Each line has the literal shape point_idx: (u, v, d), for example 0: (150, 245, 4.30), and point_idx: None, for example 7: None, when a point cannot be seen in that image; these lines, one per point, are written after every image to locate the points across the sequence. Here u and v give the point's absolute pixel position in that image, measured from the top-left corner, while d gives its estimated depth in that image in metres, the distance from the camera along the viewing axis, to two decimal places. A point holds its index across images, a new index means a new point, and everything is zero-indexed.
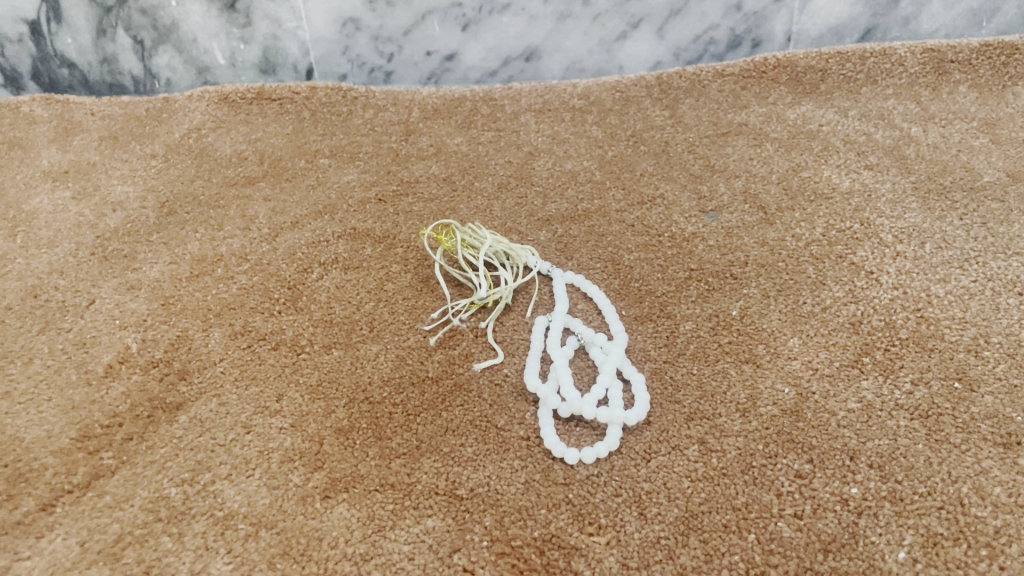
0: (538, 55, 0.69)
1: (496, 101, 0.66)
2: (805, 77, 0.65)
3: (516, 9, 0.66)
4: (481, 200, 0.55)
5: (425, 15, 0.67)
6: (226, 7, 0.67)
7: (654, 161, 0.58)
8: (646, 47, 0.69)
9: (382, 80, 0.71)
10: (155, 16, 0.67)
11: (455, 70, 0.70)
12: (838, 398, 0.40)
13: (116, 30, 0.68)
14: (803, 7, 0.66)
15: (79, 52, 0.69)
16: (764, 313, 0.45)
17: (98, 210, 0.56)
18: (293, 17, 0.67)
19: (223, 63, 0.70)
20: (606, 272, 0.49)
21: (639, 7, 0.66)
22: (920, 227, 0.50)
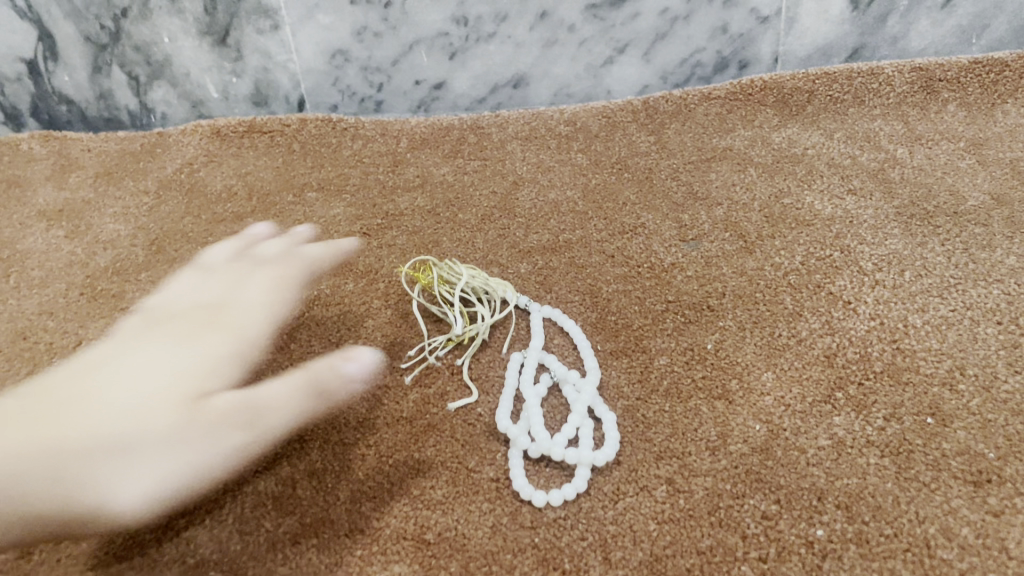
0: (525, 81, 0.69)
1: (483, 129, 0.66)
2: (792, 98, 0.64)
3: (502, 37, 0.67)
4: (463, 233, 0.56)
5: (412, 45, 0.67)
6: (217, 42, 0.68)
7: (637, 188, 0.58)
8: (633, 71, 0.69)
9: (372, 109, 0.72)
10: (148, 52, 0.68)
11: (444, 98, 0.71)
12: (809, 435, 0.39)
13: (111, 67, 0.69)
14: (789, 28, 0.66)
15: (76, 88, 0.70)
16: (740, 347, 0.45)
17: (89, 249, 0.57)
18: (283, 50, 0.68)
19: (216, 97, 0.71)
20: (583, 306, 0.49)
21: (624, 32, 0.66)
22: (900, 255, 0.49)
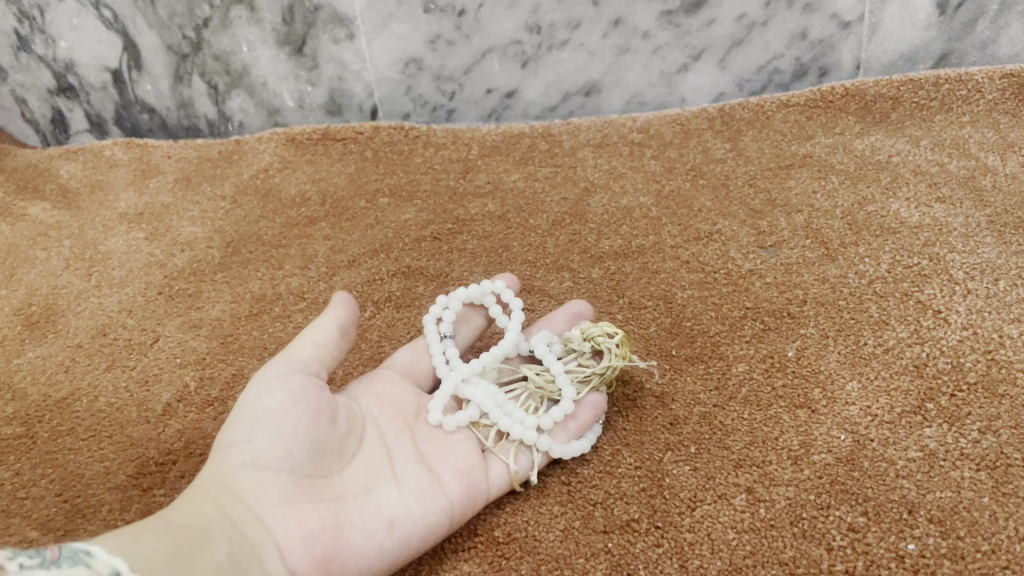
0: (597, 90, 0.69)
1: (555, 136, 0.66)
2: (875, 105, 0.62)
3: (574, 45, 0.66)
4: (535, 237, 0.56)
5: (484, 54, 0.67)
6: (294, 51, 0.69)
7: (712, 195, 0.57)
8: (708, 79, 0.67)
9: (444, 118, 0.72)
10: (227, 62, 0.70)
11: (516, 106, 0.71)
12: (898, 446, 0.37)
13: (191, 76, 0.71)
14: (872, 34, 0.64)
15: (158, 97, 0.73)
16: (823, 355, 0.43)
17: (168, 250, 0.58)
18: (358, 59, 0.69)
19: (292, 105, 0.72)
20: (657, 312, 0.48)
21: (700, 39, 0.65)
22: (994, 264, 0.47)
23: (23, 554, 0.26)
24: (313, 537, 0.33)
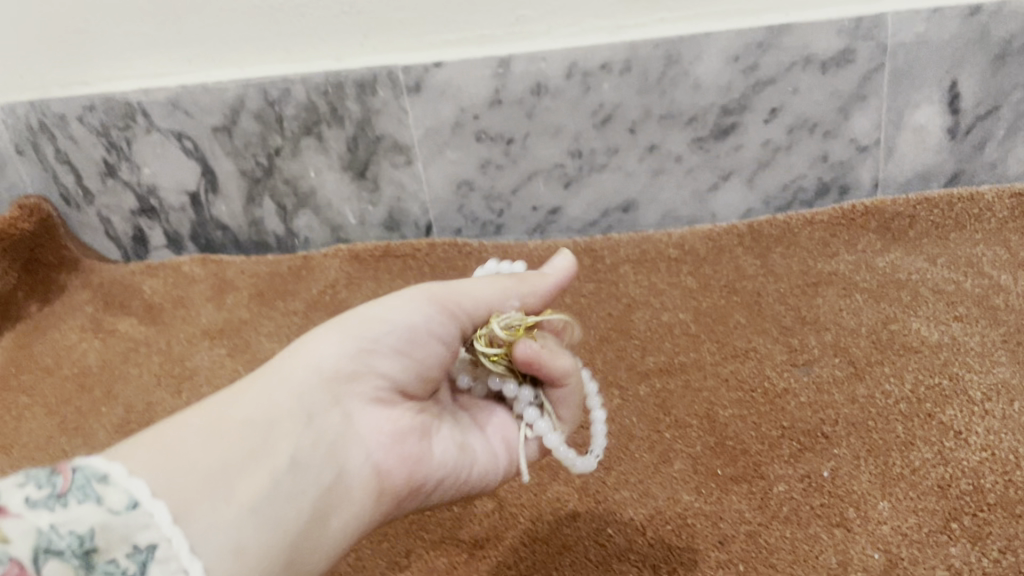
0: (635, 207, 0.75)
1: (597, 252, 0.72)
2: (893, 223, 0.68)
3: (613, 168, 0.73)
4: (584, 353, 0.61)
5: (531, 176, 0.74)
6: (357, 175, 0.76)
7: (746, 311, 0.62)
8: (737, 196, 0.73)
9: (493, 232, 0.78)
10: (296, 185, 0.77)
11: (559, 222, 0.77)
12: (927, 566, 0.42)
13: (263, 197, 0.78)
14: (888, 156, 0.69)
15: (231, 217, 0.79)
16: (855, 475, 0.47)
17: (250, 367, 0.64)
18: (415, 182, 0.75)
19: (353, 222, 0.79)
20: (701, 429, 0.52)
21: (728, 161, 0.71)
22: (1009, 384, 0.51)
23: (35, 479, 0.28)
24: (400, 438, 0.39)
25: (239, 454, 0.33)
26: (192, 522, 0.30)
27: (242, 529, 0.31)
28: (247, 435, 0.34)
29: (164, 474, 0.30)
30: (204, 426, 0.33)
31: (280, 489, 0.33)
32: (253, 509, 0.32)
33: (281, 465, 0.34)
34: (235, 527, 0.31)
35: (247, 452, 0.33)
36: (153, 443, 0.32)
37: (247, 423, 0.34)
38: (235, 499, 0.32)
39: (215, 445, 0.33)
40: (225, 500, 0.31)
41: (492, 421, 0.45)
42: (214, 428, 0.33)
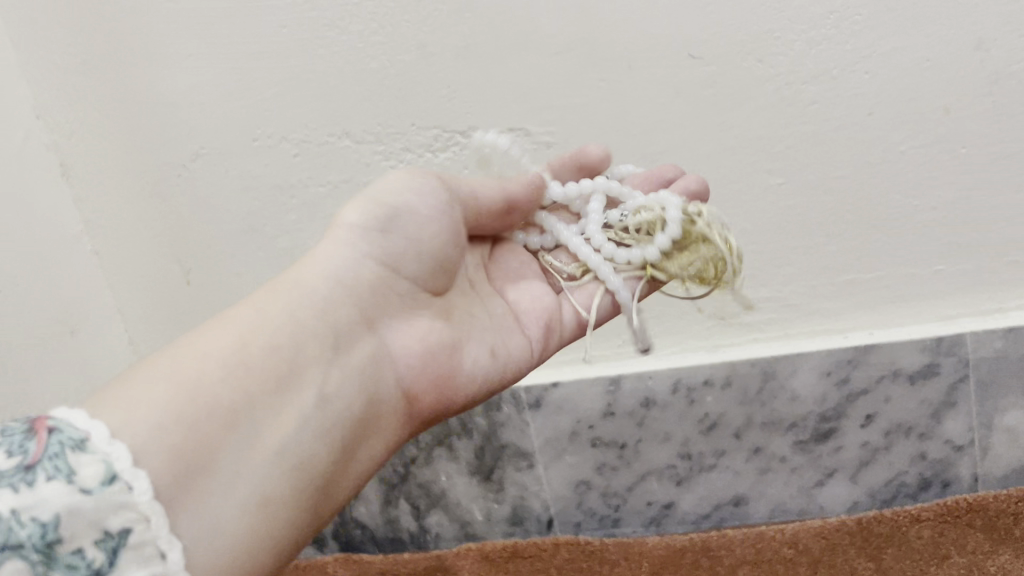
0: (745, 500, 0.80)
1: (714, 550, 0.76)
2: (999, 520, 0.72)
3: (722, 467, 0.79)
4: None
5: (644, 475, 0.80)
6: (483, 477, 0.83)
7: None
8: (843, 490, 0.78)
9: (611, 524, 0.83)
10: (429, 488, 0.85)
11: (674, 515, 0.82)
12: None
13: (398, 498, 0.86)
14: (984, 454, 0.75)
15: (370, 516, 0.87)
16: None
17: None
18: (537, 482, 0.82)
19: (481, 518, 0.85)
20: None
21: (831, 461, 0.77)
22: None
23: (10, 444, 0.31)
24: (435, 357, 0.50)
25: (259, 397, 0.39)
26: (219, 477, 0.36)
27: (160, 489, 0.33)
28: (267, 376, 0.40)
29: (183, 418, 0.36)
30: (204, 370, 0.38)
31: (307, 427, 0.40)
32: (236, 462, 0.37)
33: (323, 407, 0.42)
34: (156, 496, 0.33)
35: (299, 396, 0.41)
36: (163, 380, 0.37)
37: (238, 374, 0.39)
38: (268, 442, 0.38)
39: (231, 391, 0.38)
40: (277, 448, 0.39)
41: (508, 332, 0.55)
42: (235, 368, 0.39)
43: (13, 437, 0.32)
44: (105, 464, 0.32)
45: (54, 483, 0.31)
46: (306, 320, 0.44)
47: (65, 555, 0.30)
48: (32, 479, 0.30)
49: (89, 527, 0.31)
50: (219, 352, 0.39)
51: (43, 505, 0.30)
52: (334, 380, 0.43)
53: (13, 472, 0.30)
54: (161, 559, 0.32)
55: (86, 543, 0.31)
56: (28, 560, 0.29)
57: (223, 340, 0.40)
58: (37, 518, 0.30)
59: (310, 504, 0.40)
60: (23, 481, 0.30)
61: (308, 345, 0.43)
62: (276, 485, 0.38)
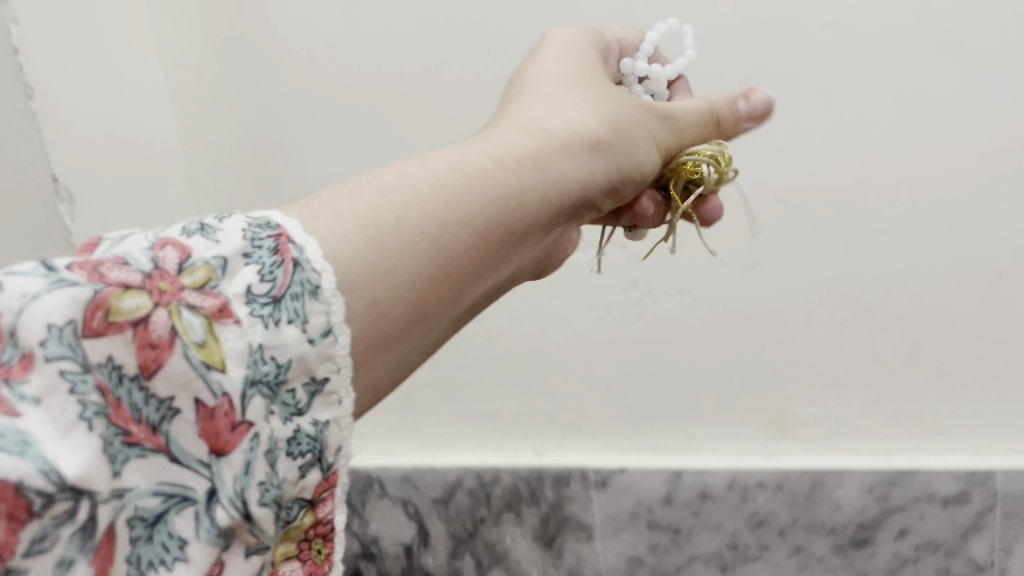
0: None
1: None
2: None
3: (764, 559, 0.87)
4: None
5: (692, 557, 0.89)
6: (544, 543, 0.91)
7: None
8: None
9: None
10: (494, 547, 0.92)
11: None
12: None
13: (464, 554, 0.93)
14: None
15: (435, 567, 0.94)
16: None
17: None
18: (594, 553, 0.91)
19: None
20: None
21: (865, 566, 0.85)
22: None
23: (262, 269, 0.35)
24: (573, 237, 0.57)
25: (483, 267, 0.43)
26: (422, 329, 0.41)
27: (376, 337, 0.38)
28: (499, 237, 0.44)
29: (419, 262, 0.40)
30: (462, 230, 0.41)
31: (495, 289, 0.46)
32: (445, 321, 0.42)
33: (507, 282, 0.47)
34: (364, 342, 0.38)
35: (505, 267, 0.45)
36: (423, 217, 0.40)
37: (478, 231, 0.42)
38: (467, 299, 0.43)
39: (467, 243, 0.42)
40: (467, 308, 0.44)
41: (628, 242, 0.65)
42: (480, 229, 0.42)
43: (266, 259, 0.36)
44: (327, 317, 0.36)
45: (291, 327, 0.35)
46: (545, 197, 0.46)
47: (283, 394, 0.34)
48: (278, 317, 0.34)
49: (304, 373, 0.35)
50: (475, 207, 0.42)
51: (282, 349, 0.34)
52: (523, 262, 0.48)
53: (264, 301, 0.34)
54: (339, 405, 0.36)
55: (297, 387, 0.35)
56: (264, 398, 0.34)
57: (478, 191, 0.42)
58: (276, 359, 0.34)
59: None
60: (272, 318, 0.34)
61: (531, 228, 0.46)
62: (450, 337, 0.44)
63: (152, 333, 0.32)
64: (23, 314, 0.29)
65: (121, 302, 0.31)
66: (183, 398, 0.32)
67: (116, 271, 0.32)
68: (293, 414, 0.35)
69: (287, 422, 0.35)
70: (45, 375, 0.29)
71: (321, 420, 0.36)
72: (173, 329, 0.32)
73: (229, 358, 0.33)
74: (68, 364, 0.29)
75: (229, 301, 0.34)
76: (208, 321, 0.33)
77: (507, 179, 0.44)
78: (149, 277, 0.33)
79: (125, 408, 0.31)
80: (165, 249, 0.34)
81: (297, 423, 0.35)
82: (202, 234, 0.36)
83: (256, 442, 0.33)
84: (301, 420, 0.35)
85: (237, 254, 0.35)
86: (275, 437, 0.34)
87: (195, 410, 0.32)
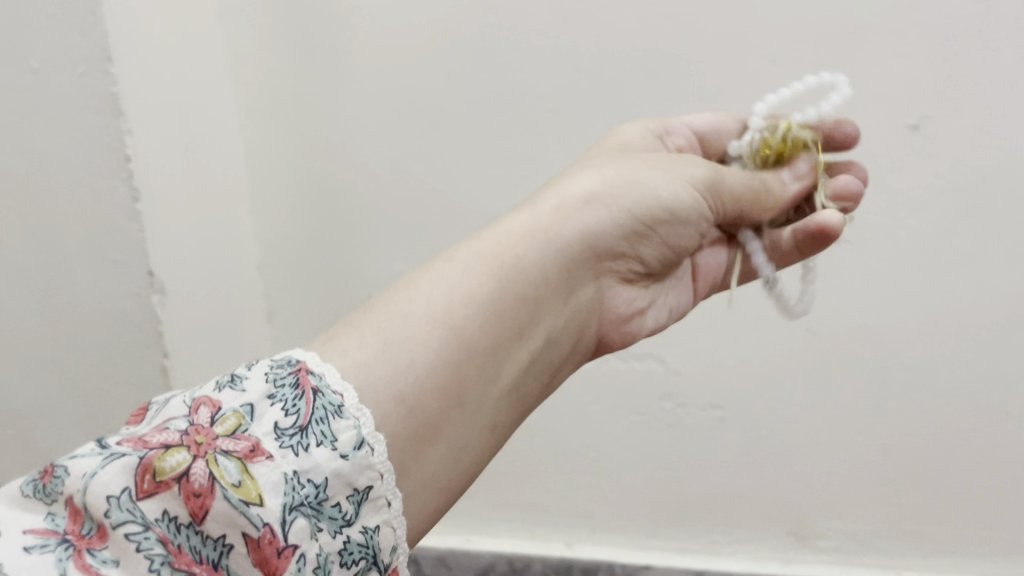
0: None
1: None
2: None
3: None
4: None
5: None
6: None
7: None
8: None
9: None
10: None
11: None
12: None
13: None
14: None
15: None
16: None
17: None
18: None
19: None
20: None
21: None
22: None
23: (287, 406, 0.40)
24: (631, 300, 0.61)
25: (503, 346, 0.49)
26: (469, 411, 0.47)
27: (415, 428, 0.44)
28: (512, 321, 0.50)
29: (440, 357, 0.46)
30: (470, 323, 0.48)
31: (532, 365, 0.52)
32: (484, 406, 0.48)
33: (541, 353, 0.52)
34: (404, 437, 0.43)
35: (530, 339, 0.51)
36: (430, 322, 0.47)
37: (484, 316, 0.49)
38: (503, 378, 0.49)
39: (480, 328, 0.48)
40: (507, 386, 0.50)
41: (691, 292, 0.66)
42: (488, 312, 0.49)
43: (288, 395, 0.41)
44: (356, 430, 0.41)
45: (323, 448, 0.39)
46: (548, 271, 0.53)
47: (329, 509, 0.39)
48: (308, 443, 0.39)
49: (345, 486, 0.39)
50: (480, 296, 0.49)
51: (318, 469, 0.39)
52: (574, 307, 0.56)
53: (292, 433, 0.39)
54: (388, 508, 0.41)
55: (342, 499, 0.39)
56: (307, 517, 0.38)
57: (471, 288, 0.49)
58: (313, 480, 0.38)
59: (516, 421, 0.51)
60: (301, 444, 0.39)
61: (541, 296, 0.52)
62: (500, 417, 0.49)
63: (194, 483, 0.37)
64: (87, 491, 0.36)
65: (163, 463, 0.37)
66: (233, 533, 0.36)
67: (162, 436, 0.38)
68: (342, 525, 0.39)
69: (337, 535, 0.39)
70: (116, 540, 0.34)
71: (369, 525, 0.40)
72: (212, 476, 0.37)
73: (265, 490, 0.37)
74: (132, 526, 0.35)
75: (261, 442, 0.39)
76: (242, 462, 0.38)
77: (502, 268, 0.51)
78: (187, 435, 0.39)
79: (187, 552, 0.35)
80: (198, 409, 0.40)
81: (347, 533, 0.39)
82: (234, 392, 0.41)
83: (305, 560, 0.37)
84: (351, 529, 0.39)
85: (262, 398, 0.41)
86: (325, 551, 0.38)
87: (246, 543, 0.36)
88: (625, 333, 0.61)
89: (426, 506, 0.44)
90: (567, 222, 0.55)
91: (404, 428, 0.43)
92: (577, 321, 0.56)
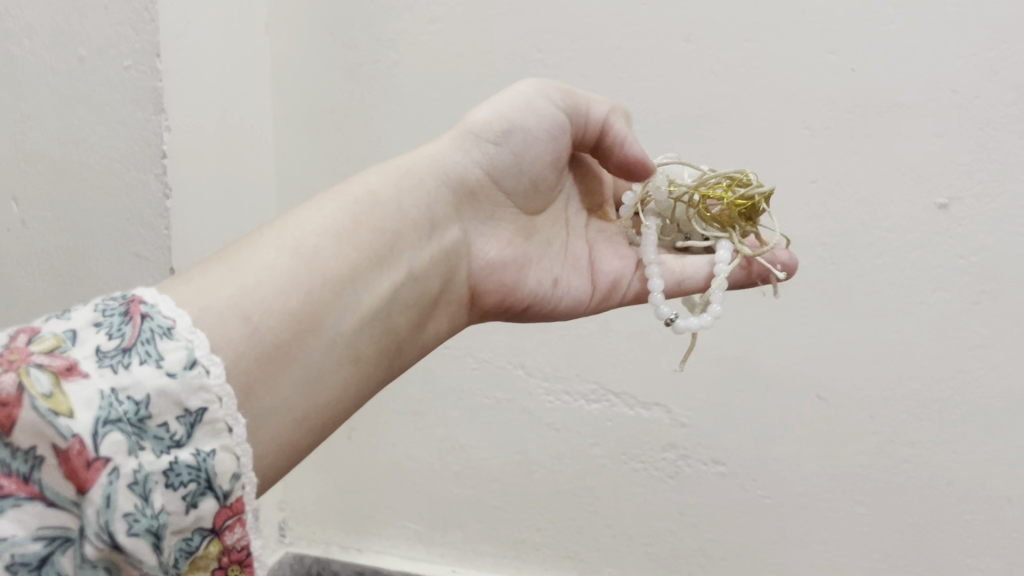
0: None
1: None
2: None
3: None
4: None
5: None
6: None
7: None
8: None
9: None
10: None
11: None
12: None
13: None
14: None
15: None
16: None
17: None
18: None
19: None
20: None
21: None
22: None
23: (109, 328, 0.36)
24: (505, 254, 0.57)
25: (362, 271, 0.47)
26: (324, 334, 0.44)
27: (263, 351, 0.40)
28: (371, 251, 0.48)
29: (302, 286, 0.43)
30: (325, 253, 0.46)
31: (397, 296, 0.49)
32: (341, 346, 0.44)
33: (407, 285, 0.50)
34: (249, 359, 0.40)
35: (390, 270, 0.49)
36: (289, 251, 0.45)
37: (347, 243, 0.47)
38: (364, 309, 0.46)
39: (338, 254, 0.46)
40: (365, 316, 0.46)
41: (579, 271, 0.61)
42: (342, 238, 0.47)
43: (115, 320, 0.36)
44: (187, 350, 0.36)
45: (145, 366, 0.35)
46: (405, 203, 0.52)
47: (154, 428, 0.34)
48: (130, 360, 0.34)
49: (172, 406, 0.35)
50: (337, 226, 0.47)
51: (139, 385, 0.34)
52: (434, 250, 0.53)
53: (114, 353, 0.35)
54: (228, 433, 0.36)
55: (169, 419, 0.34)
56: (125, 433, 0.33)
57: (330, 219, 0.48)
58: (133, 397, 0.34)
59: (387, 360, 0.48)
60: (122, 362, 0.34)
61: (402, 230, 0.50)
62: (364, 345, 0.46)
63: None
64: None
65: None
66: (42, 445, 0.32)
67: None
68: (170, 446, 0.34)
69: (163, 455, 0.34)
70: None
71: (204, 448, 0.35)
72: (20, 386, 0.32)
73: (77, 403, 0.33)
74: None
75: (79, 360, 0.34)
76: (57, 377, 0.33)
77: (361, 197, 0.50)
78: None
79: None
80: (15, 335, 0.35)
81: (175, 455, 0.34)
82: (57, 318, 0.36)
83: (118, 475, 0.33)
84: (180, 451, 0.35)
85: (86, 325, 0.36)
86: (147, 469, 0.33)
87: (56, 455, 0.32)
88: (503, 284, 0.57)
89: (270, 434, 0.40)
90: (423, 160, 0.54)
91: (231, 368, 0.39)
92: (440, 258, 0.53)
